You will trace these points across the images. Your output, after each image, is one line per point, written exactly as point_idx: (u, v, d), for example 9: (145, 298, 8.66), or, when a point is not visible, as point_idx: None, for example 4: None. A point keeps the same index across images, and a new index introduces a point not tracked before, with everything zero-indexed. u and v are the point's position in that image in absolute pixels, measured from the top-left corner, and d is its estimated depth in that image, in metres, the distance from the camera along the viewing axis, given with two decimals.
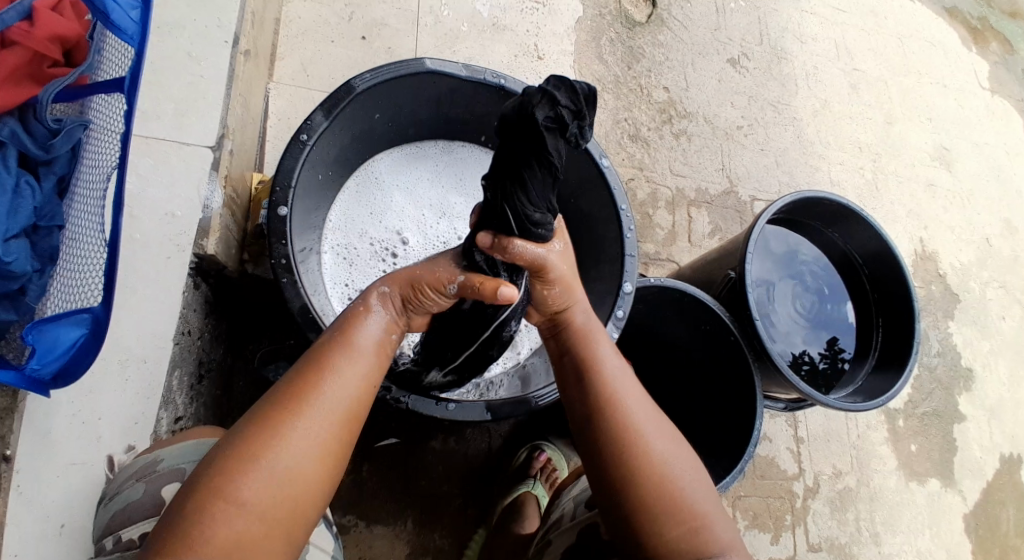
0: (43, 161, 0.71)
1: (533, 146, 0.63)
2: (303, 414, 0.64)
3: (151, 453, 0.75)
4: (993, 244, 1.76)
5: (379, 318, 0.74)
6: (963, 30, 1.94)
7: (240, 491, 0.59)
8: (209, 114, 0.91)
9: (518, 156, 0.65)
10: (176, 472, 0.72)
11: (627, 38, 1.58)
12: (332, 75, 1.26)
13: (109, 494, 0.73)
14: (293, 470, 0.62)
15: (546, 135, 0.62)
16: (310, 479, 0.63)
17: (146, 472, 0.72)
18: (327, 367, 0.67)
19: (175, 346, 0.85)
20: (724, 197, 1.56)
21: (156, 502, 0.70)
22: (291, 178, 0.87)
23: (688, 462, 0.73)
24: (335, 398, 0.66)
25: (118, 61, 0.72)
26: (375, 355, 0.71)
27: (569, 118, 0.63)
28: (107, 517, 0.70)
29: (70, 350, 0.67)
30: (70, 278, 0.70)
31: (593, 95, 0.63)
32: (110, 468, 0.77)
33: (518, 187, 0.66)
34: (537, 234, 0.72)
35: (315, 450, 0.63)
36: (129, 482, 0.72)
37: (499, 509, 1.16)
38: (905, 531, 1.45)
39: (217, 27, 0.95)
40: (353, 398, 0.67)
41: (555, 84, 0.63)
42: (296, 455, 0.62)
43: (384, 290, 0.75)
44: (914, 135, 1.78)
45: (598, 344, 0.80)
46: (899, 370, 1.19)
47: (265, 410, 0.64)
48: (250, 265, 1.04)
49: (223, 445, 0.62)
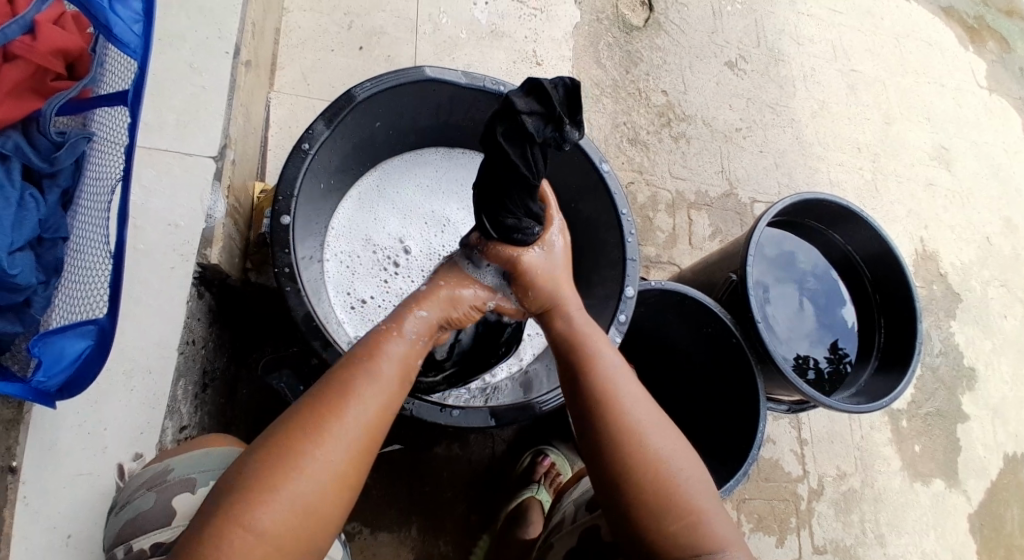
0: (47, 174, 0.71)
1: (502, 157, 0.70)
2: (323, 440, 0.63)
3: (161, 462, 0.76)
4: (993, 243, 1.76)
5: (408, 342, 0.75)
6: (960, 29, 1.94)
7: (258, 519, 0.59)
8: (211, 125, 0.92)
9: (493, 165, 0.73)
10: (187, 482, 0.73)
11: (625, 43, 1.59)
12: (332, 84, 1.27)
13: (120, 503, 0.74)
14: (311, 495, 0.61)
15: (511, 145, 0.69)
16: (327, 500, 0.63)
17: (157, 482, 0.73)
18: (348, 392, 0.67)
19: (180, 355, 0.86)
20: (724, 199, 1.56)
21: (167, 513, 0.71)
22: (294, 187, 0.88)
23: (688, 458, 0.74)
24: (357, 422, 0.66)
25: (119, 74, 0.72)
26: (397, 377, 0.72)
27: (535, 126, 0.68)
28: (118, 526, 0.71)
29: (77, 361, 0.68)
30: (74, 289, 0.71)
31: (565, 101, 0.68)
32: (120, 476, 0.78)
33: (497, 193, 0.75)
34: (524, 234, 0.80)
35: (334, 474, 0.63)
36: (140, 491, 0.73)
37: (504, 515, 1.18)
38: (910, 532, 1.45)
39: (218, 38, 0.95)
40: (373, 421, 0.67)
41: (529, 91, 0.69)
42: (315, 481, 0.62)
43: (422, 315, 0.78)
44: (912, 134, 1.79)
45: (594, 343, 0.80)
46: (902, 371, 1.19)
47: (281, 434, 0.64)
48: (253, 274, 1.05)
49: (237, 471, 0.62)
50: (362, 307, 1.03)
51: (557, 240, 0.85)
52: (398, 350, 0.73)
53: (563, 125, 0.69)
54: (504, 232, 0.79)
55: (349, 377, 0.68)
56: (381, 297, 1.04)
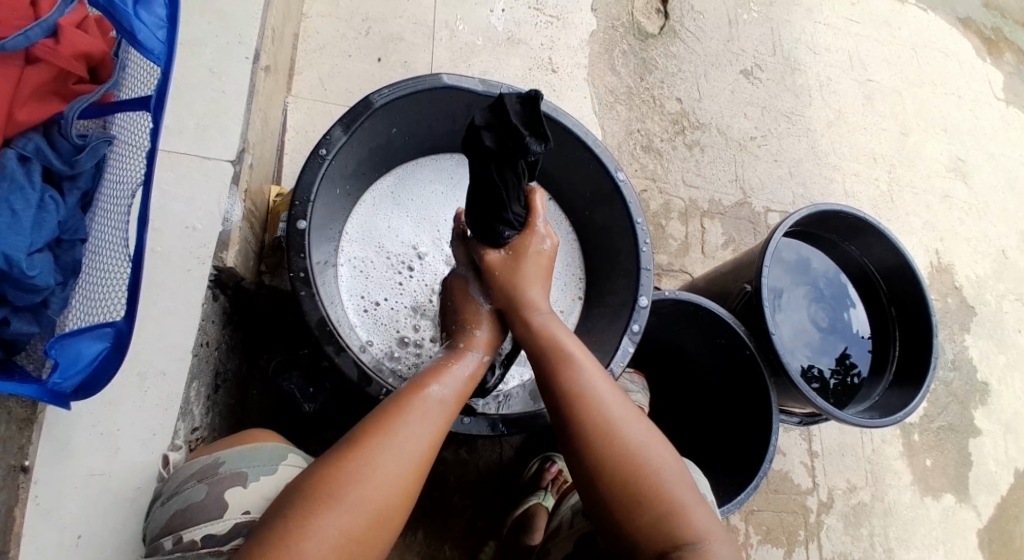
0: (67, 176, 0.72)
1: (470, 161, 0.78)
2: (383, 450, 0.66)
3: (210, 455, 0.78)
4: (1009, 256, 1.74)
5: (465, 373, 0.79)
6: (978, 40, 1.93)
7: (320, 525, 0.60)
8: (230, 129, 0.92)
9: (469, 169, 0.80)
10: (238, 476, 0.75)
11: (640, 50, 1.59)
12: (349, 89, 1.27)
13: (167, 494, 0.76)
14: (367, 505, 0.63)
15: (471, 150, 0.76)
16: (386, 509, 0.64)
17: (208, 474, 0.75)
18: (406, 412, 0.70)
19: (194, 357, 0.86)
20: (737, 208, 1.56)
21: (218, 506, 0.72)
22: (311, 192, 0.88)
23: (669, 454, 0.74)
24: (415, 439, 0.69)
25: (142, 80, 0.73)
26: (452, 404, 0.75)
27: (487, 137, 0.74)
28: (166, 516, 0.73)
29: (93, 363, 0.68)
30: (92, 291, 0.72)
31: (519, 114, 0.72)
32: (165, 466, 0.80)
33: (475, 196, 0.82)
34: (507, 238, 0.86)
35: (392, 487, 0.65)
36: (190, 482, 0.75)
37: (510, 521, 1.17)
38: (920, 548, 1.43)
39: (239, 43, 0.96)
40: (430, 442, 0.70)
41: (490, 111, 0.75)
42: (377, 490, 0.64)
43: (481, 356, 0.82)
44: (928, 145, 1.77)
45: (563, 342, 0.80)
46: (917, 387, 1.18)
47: (342, 446, 0.67)
48: (267, 276, 1.05)
49: (298, 481, 0.64)
50: (374, 311, 1.03)
51: (534, 244, 0.86)
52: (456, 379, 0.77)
53: (514, 140, 0.72)
54: (485, 234, 0.85)
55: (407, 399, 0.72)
56: (393, 302, 1.04)
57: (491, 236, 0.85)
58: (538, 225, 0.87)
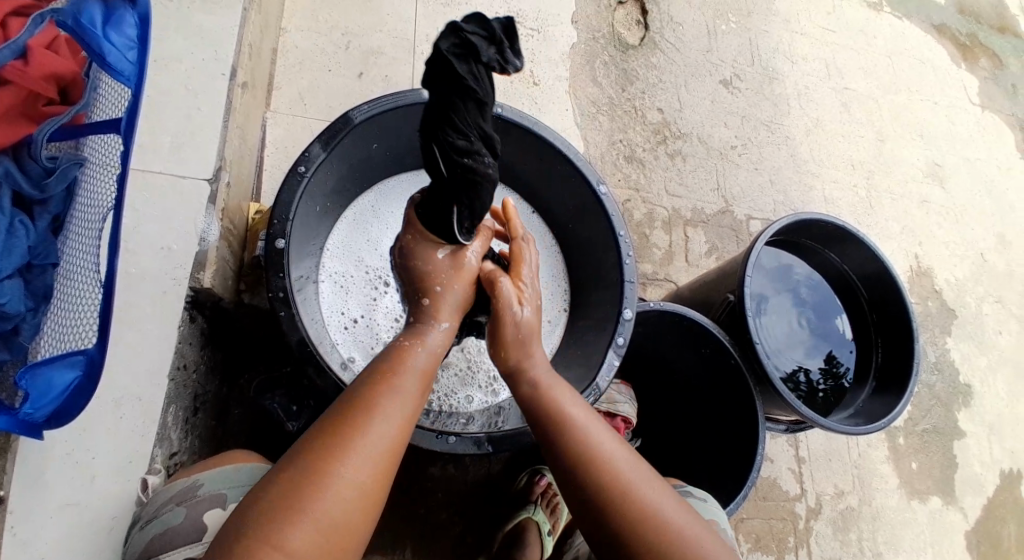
0: (37, 200, 0.70)
1: (456, 91, 0.65)
2: (349, 457, 0.63)
3: (189, 477, 0.77)
4: (987, 259, 1.76)
5: (427, 351, 0.75)
6: (952, 47, 1.96)
7: (288, 538, 0.58)
8: (207, 147, 0.91)
9: (446, 109, 0.66)
10: (217, 498, 0.74)
11: (621, 61, 1.59)
12: (329, 104, 1.26)
13: (146, 518, 0.74)
14: (339, 515, 0.61)
15: (461, 68, 0.65)
16: (353, 518, 0.62)
17: (187, 497, 0.74)
18: (373, 408, 0.67)
19: (170, 381, 0.84)
20: (720, 216, 1.56)
21: (197, 529, 0.72)
22: (290, 210, 0.87)
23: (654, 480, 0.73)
24: (380, 440, 0.65)
25: (113, 102, 0.71)
26: (420, 392, 0.72)
27: (483, 46, 0.64)
28: (145, 540, 0.71)
29: (65, 392, 0.67)
30: (64, 316, 0.70)
31: (505, 26, 0.65)
32: (143, 490, 0.79)
33: (457, 145, 0.68)
34: (486, 194, 0.75)
35: (365, 494, 0.63)
36: (169, 506, 0.73)
37: (500, 537, 1.15)
38: (908, 551, 1.44)
39: (215, 60, 0.95)
40: (397, 436, 0.67)
41: (462, 19, 0.66)
42: (344, 500, 0.61)
43: (443, 328, 0.78)
44: (906, 151, 1.80)
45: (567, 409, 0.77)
46: (900, 393, 1.19)
47: (307, 453, 0.63)
48: (247, 295, 1.03)
49: (265, 486, 0.62)
50: (354, 328, 1.02)
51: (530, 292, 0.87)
52: (420, 363, 0.74)
53: (508, 45, 0.65)
54: (469, 192, 0.72)
55: (372, 395, 0.68)
56: (374, 318, 1.04)
57: (478, 190, 0.73)
58: (526, 271, 0.88)
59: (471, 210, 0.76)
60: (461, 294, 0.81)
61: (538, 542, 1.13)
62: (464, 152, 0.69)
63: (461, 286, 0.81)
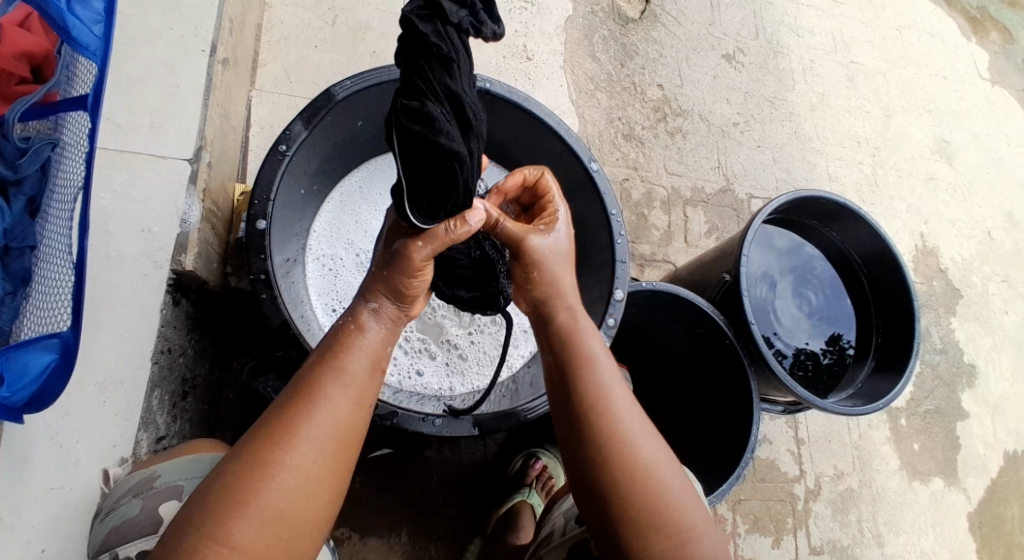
0: (11, 182, 0.69)
1: (417, 46, 0.61)
2: (293, 444, 0.61)
3: (149, 469, 0.77)
4: (995, 237, 1.73)
5: (377, 333, 0.71)
6: (962, 19, 1.90)
7: (234, 532, 0.57)
8: (185, 126, 0.89)
9: (407, 67, 0.61)
10: (174, 489, 0.74)
11: (619, 36, 1.56)
12: (316, 82, 1.24)
13: (106, 509, 0.74)
14: (287, 509, 0.60)
15: (421, 24, 0.60)
16: (304, 510, 0.61)
17: (143, 489, 0.74)
18: (316, 393, 0.64)
19: (153, 365, 0.84)
20: (720, 195, 1.54)
21: (152, 521, 0.72)
22: (271, 190, 0.85)
23: (676, 476, 0.72)
24: (326, 427, 0.63)
25: (84, 76, 0.69)
26: (370, 372, 0.69)
27: (451, 7, 0.61)
28: (103, 532, 0.71)
29: (41, 375, 0.65)
30: (43, 300, 0.68)
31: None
32: (105, 482, 0.78)
33: (410, 105, 0.61)
34: (447, 172, 0.65)
35: (315, 482, 0.62)
36: (126, 498, 0.73)
37: (495, 517, 1.16)
38: (908, 532, 1.43)
39: (195, 36, 0.93)
40: (345, 419, 0.65)
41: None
42: (291, 493, 0.60)
43: (373, 306, 0.72)
44: (913, 127, 1.76)
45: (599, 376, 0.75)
46: (899, 373, 1.16)
47: (253, 443, 0.62)
48: (233, 277, 1.02)
49: (213, 481, 0.61)
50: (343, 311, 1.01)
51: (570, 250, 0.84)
52: (369, 345, 0.70)
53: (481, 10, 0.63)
54: (425, 166, 0.63)
55: (318, 378, 0.66)
56: None
57: (436, 162, 0.63)
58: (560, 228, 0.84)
59: (428, 190, 0.67)
60: (393, 281, 0.72)
61: (532, 526, 1.13)
62: (418, 115, 0.61)
63: (397, 274, 0.71)
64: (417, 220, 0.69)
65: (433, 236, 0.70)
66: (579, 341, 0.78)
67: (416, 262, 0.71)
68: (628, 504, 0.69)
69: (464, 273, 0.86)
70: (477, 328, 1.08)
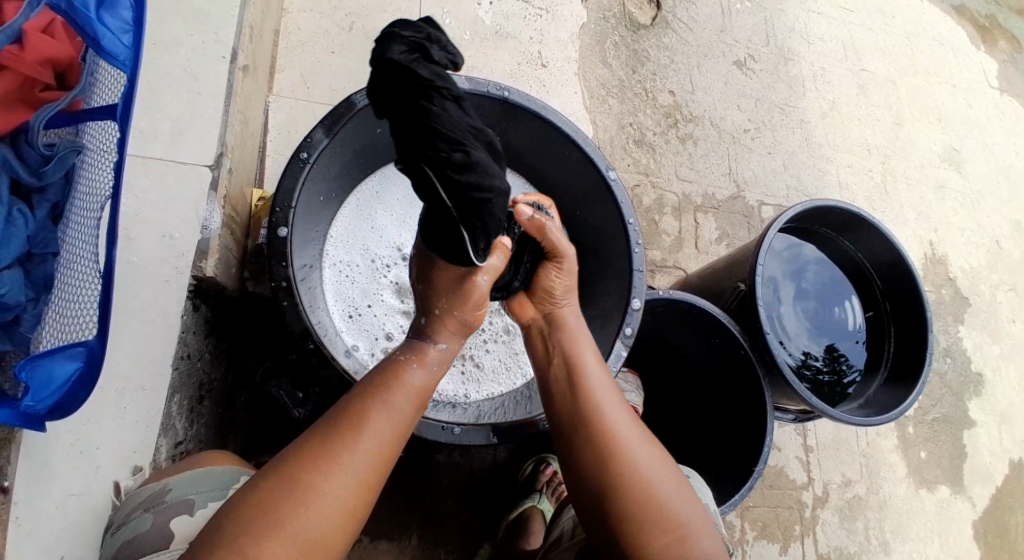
0: (35, 188, 0.68)
1: (421, 94, 0.63)
2: (335, 472, 0.62)
3: (159, 482, 0.75)
4: (1003, 246, 1.73)
5: (428, 373, 0.73)
6: (972, 28, 1.90)
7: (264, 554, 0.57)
8: (207, 133, 0.89)
9: (419, 119, 0.63)
10: (185, 503, 0.73)
11: (631, 42, 1.56)
12: (332, 87, 1.25)
13: (116, 523, 0.73)
14: (319, 534, 0.60)
15: (418, 71, 0.63)
16: (335, 531, 0.61)
17: (155, 503, 0.73)
18: (361, 422, 0.65)
19: (175, 370, 0.85)
20: (731, 202, 1.54)
21: (165, 536, 0.70)
22: (291, 198, 0.85)
23: (689, 505, 0.72)
24: (367, 456, 0.64)
25: (111, 87, 0.70)
26: (414, 408, 0.70)
27: (430, 50, 0.65)
28: (114, 547, 0.70)
29: (66, 384, 0.65)
30: (68, 308, 0.68)
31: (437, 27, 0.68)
32: (116, 495, 0.77)
33: (450, 156, 0.64)
34: (495, 208, 0.70)
35: (348, 510, 0.62)
36: (137, 512, 0.72)
37: (504, 524, 1.16)
38: (915, 539, 1.43)
39: (215, 42, 0.93)
40: (384, 450, 0.65)
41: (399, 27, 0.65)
42: (324, 518, 0.60)
43: (442, 347, 0.76)
44: (922, 135, 1.76)
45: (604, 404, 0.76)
46: (912, 385, 1.17)
47: (292, 464, 0.62)
48: (250, 283, 1.03)
49: (246, 499, 0.60)
50: (359, 317, 1.02)
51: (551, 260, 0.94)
52: (418, 381, 0.72)
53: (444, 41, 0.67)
54: (477, 208, 0.67)
55: (365, 408, 0.66)
56: (378, 305, 1.03)
57: (483, 205, 0.68)
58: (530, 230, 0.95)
59: (482, 229, 0.71)
60: (461, 316, 0.77)
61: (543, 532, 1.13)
62: (461, 164, 0.64)
63: (460, 307, 0.77)
64: (477, 259, 0.74)
65: (489, 267, 0.77)
66: (574, 357, 0.81)
67: (480, 288, 0.76)
68: (648, 537, 0.69)
69: (507, 276, 0.91)
70: (493, 335, 1.09)
